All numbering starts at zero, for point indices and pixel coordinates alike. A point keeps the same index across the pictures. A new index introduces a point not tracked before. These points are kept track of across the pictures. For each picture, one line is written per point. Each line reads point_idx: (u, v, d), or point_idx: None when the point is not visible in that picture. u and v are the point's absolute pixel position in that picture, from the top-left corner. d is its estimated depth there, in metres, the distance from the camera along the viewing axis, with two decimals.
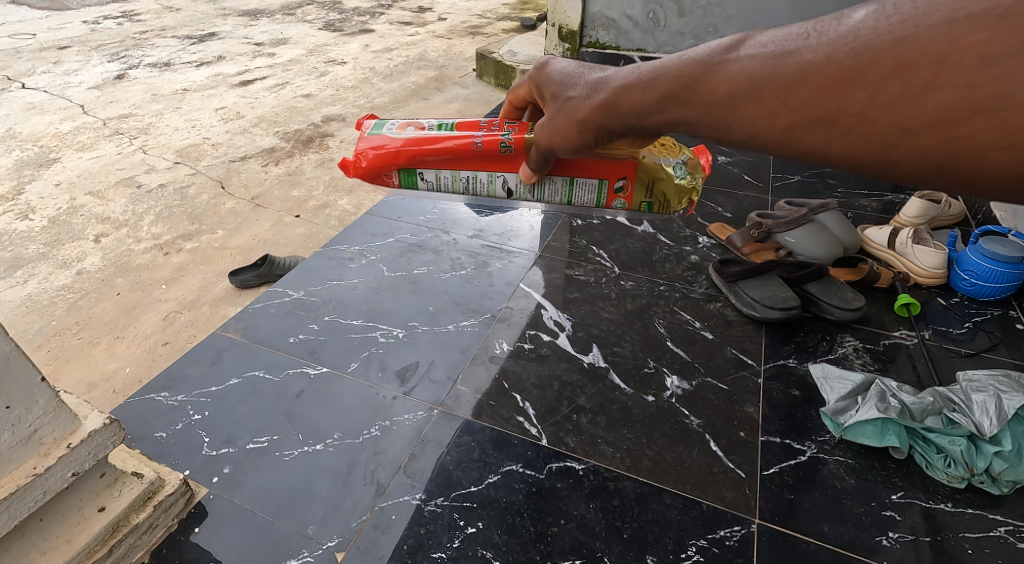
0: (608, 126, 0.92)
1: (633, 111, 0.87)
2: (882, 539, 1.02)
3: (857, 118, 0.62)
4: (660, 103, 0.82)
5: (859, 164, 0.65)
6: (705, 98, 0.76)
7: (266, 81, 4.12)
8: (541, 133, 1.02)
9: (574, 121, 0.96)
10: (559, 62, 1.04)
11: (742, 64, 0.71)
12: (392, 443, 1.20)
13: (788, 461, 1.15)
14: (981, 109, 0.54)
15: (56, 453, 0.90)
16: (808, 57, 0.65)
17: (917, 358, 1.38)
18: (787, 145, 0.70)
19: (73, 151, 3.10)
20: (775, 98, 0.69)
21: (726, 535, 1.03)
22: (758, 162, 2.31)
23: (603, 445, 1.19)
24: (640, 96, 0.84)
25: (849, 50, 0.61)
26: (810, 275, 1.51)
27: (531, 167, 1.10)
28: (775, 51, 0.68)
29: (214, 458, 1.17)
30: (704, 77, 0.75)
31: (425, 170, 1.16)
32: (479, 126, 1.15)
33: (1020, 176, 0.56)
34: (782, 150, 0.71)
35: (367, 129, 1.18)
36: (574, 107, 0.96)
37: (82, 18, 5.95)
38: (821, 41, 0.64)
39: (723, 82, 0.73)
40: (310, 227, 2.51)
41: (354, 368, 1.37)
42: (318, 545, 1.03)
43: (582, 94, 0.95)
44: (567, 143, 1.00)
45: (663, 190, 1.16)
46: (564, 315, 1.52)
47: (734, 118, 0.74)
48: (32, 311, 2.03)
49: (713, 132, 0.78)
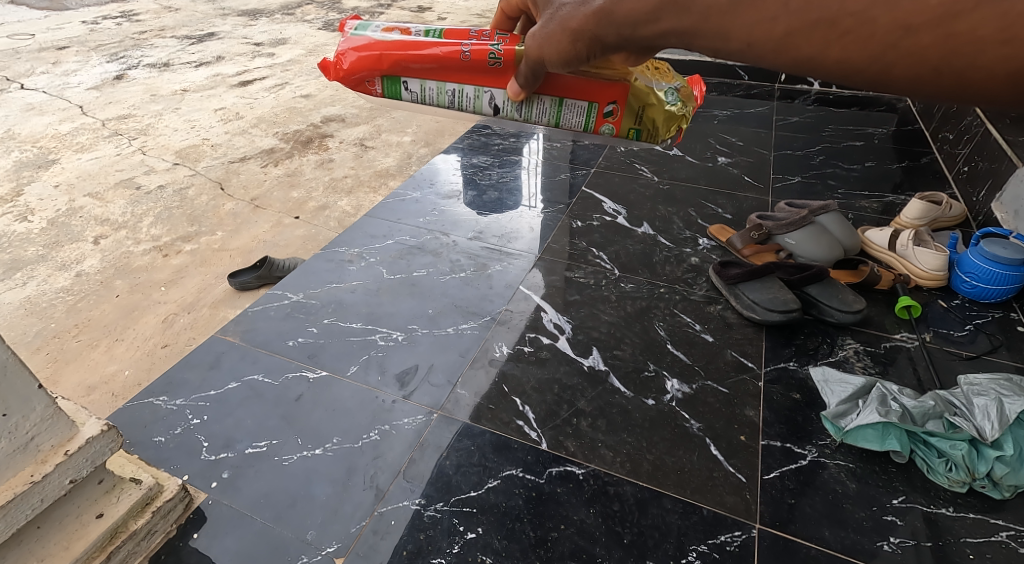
0: (600, 39, 0.88)
1: (628, 22, 0.83)
2: (882, 545, 1.02)
3: (859, 18, 0.64)
4: (657, 13, 0.80)
5: (854, 70, 0.67)
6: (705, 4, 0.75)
7: (265, 81, 4.11)
8: (534, 44, 0.95)
9: (566, 31, 0.89)
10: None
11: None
12: (392, 447, 1.19)
13: (789, 466, 1.15)
14: (983, 1, 0.58)
15: (54, 460, 0.90)
16: None
17: (918, 361, 1.37)
18: (786, 51, 0.71)
19: (72, 152, 3.09)
20: (779, 0, 0.69)
21: (726, 540, 1.02)
22: (759, 163, 2.31)
23: (603, 449, 1.18)
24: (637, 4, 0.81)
25: None
26: (812, 277, 1.51)
27: (519, 83, 1.07)
28: None
29: (212, 463, 1.17)
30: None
31: (409, 78, 1.15)
32: (469, 35, 1.12)
33: (1010, 73, 0.60)
34: (778, 58, 0.72)
35: (350, 30, 1.17)
36: (569, 16, 0.89)
37: (81, 18, 5.95)
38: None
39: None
40: (309, 228, 2.51)
41: (354, 371, 1.37)
42: (318, 550, 1.02)
43: (574, 1, 0.88)
44: (557, 56, 0.94)
45: (653, 116, 1.13)
46: (564, 318, 1.52)
47: (733, 25, 0.74)
48: (31, 313, 2.03)
49: (710, 43, 0.77)
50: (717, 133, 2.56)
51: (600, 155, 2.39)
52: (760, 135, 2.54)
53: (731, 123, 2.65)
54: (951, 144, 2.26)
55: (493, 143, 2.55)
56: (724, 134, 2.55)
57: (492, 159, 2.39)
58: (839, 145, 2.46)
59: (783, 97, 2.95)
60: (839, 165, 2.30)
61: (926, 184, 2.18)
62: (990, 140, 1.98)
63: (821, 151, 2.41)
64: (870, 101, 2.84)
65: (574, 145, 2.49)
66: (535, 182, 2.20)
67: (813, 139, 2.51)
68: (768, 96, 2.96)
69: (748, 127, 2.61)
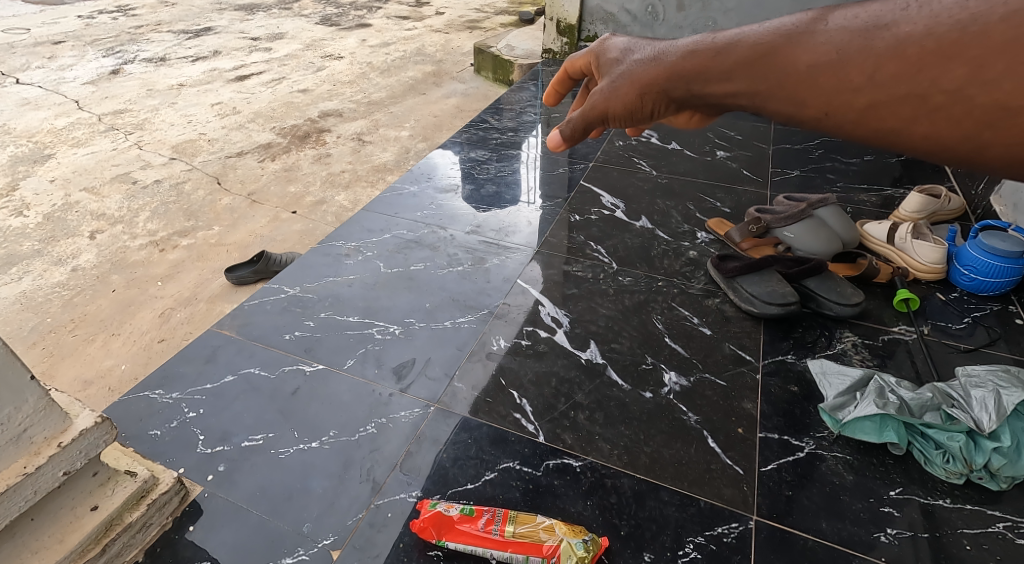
0: (670, 91, 0.76)
1: (698, 77, 0.70)
2: (879, 536, 1.02)
3: (954, 97, 0.49)
4: (730, 71, 0.66)
5: (939, 152, 0.52)
6: (781, 69, 0.61)
7: (262, 76, 4.09)
8: (598, 99, 0.88)
9: (634, 84, 0.81)
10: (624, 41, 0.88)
11: (836, 24, 0.56)
12: (388, 440, 1.19)
13: (786, 458, 1.14)
14: None
15: (47, 452, 0.89)
16: (905, 29, 0.51)
17: (916, 353, 1.37)
18: (867, 125, 0.56)
19: (68, 147, 3.08)
20: (862, 70, 0.55)
21: (723, 532, 1.02)
22: (758, 157, 2.30)
23: (600, 443, 1.18)
24: (710, 59, 0.68)
25: (955, 19, 0.48)
26: (810, 270, 1.50)
27: (564, 131, 0.97)
28: (868, 20, 0.54)
29: (208, 457, 1.16)
30: (791, 44, 0.59)
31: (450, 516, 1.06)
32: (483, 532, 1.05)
33: None
34: (852, 134, 0.58)
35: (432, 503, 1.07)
36: (640, 72, 0.81)
37: (76, 12, 5.91)
38: (924, 11, 0.50)
39: (808, 47, 0.58)
40: (306, 223, 2.50)
41: (350, 365, 1.36)
42: (313, 543, 1.02)
43: (649, 57, 0.80)
44: (624, 109, 0.86)
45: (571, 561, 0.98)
46: (562, 311, 1.52)
47: (804, 92, 0.59)
48: (27, 308, 2.02)
49: (782, 110, 0.62)
50: (716, 127, 2.56)
51: (598, 149, 2.38)
52: (758, 129, 2.53)
53: (730, 118, 2.65)
54: None
55: (491, 137, 2.53)
56: (724, 129, 2.54)
57: (490, 154, 2.39)
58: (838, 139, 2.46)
59: None
60: (839, 159, 2.30)
61: (925, 177, 2.18)
62: None
63: (820, 145, 2.40)
64: None
65: None
66: (534, 176, 2.19)
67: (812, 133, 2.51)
68: None
69: (748, 121, 2.61)
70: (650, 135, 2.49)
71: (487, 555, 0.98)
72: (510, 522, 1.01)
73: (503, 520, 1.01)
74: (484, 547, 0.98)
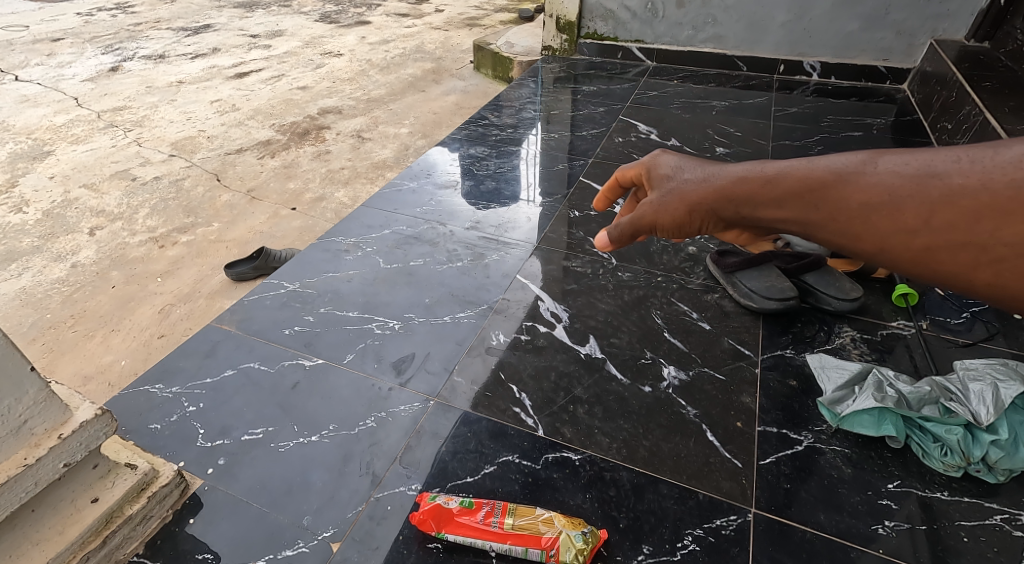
0: (719, 212, 0.86)
1: (748, 202, 0.81)
2: (877, 529, 1.02)
3: (1013, 249, 0.60)
4: (778, 199, 0.77)
5: (995, 288, 0.63)
6: (835, 205, 0.71)
7: (262, 73, 4.09)
8: (645, 211, 0.95)
9: (684, 201, 0.90)
10: (672, 163, 0.94)
11: (885, 167, 0.68)
12: (388, 434, 1.19)
13: (784, 451, 1.15)
14: None
15: (47, 443, 0.89)
16: (957, 181, 0.62)
17: (914, 348, 1.38)
18: (923, 264, 0.66)
19: (67, 143, 3.08)
20: (916, 215, 0.65)
21: (722, 524, 1.03)
22: (757, 154, 2.30)
23: (599, 436, 1.18)
24: (760, 186, 0.79)
25: (1008, 181, 0.59)
26: (809, 265, 1.50)
27: (611, 236, 1.01)
28: (919, 172, 0.65)
29: (208, 450, 1.16)
30: (841, 182, 0.70)
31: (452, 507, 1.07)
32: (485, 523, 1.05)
33: None
34: (910, 269, 0.68)
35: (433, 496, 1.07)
36: (689, 190, 0.89)
37: (75, 9, 5.91)
38: (974, 166, 0.61)
39: (862, 188, 0.69)
40: (306, 219, 2.50)
41: (350, 359, 1.36)
42: (313, 536, 1.02)
43: (698, 177, 0.89)
44: (671, 222, 0.93)
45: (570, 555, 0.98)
46: (561, 306, 1.52)
47: (864, 231, 0.69)
48: (27, 303, 2.02)
49: (843, 241, 0.72)
50: (716, 123, 2.56)
51: (598, 145, 2.38)
52: (758, 126, 2.53)
53: (729, 114, 2.65)
54: (949, 133, 2.26)
55: (491, 134, 2.53)
56: (723, 125, 2.54)
57: (490, 150, 2.39)
58: (837, 135, 2.46)
59: (781, 87, 2.94)
60: None
61: None
62: (988, 130, 1.98)
63: (820, 142, 2.40)
64: (869, 92, 2.83)
65: (573, 136, 2.48)
66: (534, 173, 2.19)
67: (811, 129, 2.51)
68: (767, 87, 2.94)
69: (747, 117, 2.61)
70: (649, 131, 2.49)
71: (486, 548, 0.99)
72: (509, 514, 1.01)
73: (502, 512, 1.01)
74: (483, 539, 0.98)
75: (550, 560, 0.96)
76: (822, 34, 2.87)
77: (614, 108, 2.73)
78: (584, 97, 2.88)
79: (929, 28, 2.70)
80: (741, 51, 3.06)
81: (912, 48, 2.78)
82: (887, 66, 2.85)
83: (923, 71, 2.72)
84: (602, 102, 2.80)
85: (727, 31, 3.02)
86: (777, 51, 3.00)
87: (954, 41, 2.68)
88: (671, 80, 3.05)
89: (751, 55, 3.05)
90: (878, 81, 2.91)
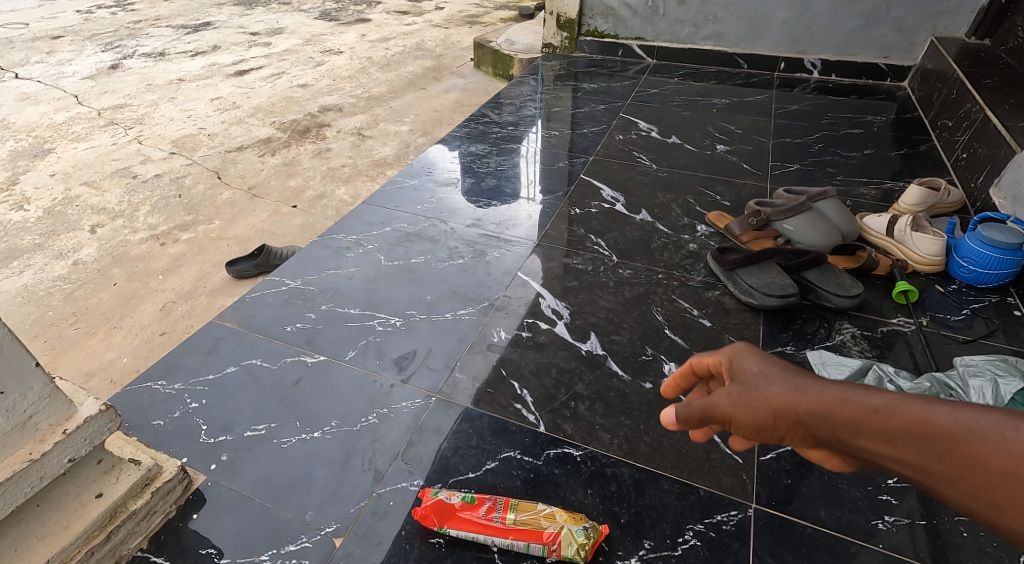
0: (812, 433, 0.63)
1: (858, 434, 0.60)
2: (877, 523, 1.03)
3: None
4: (895, 439, 0.57)
5: None
6: (984, 477, 0.53)
7: (262, 71, 4.09)
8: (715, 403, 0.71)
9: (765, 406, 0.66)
10: (754, 357, 0.70)
11: None
12: (390, 430, 1.20)
13: (785, 447, 1.15)
14: None
15: (52, 438, 0.90)
16: None
17: (915, 345, 1.38)
18: None
19: (67, 141, 3.08)
20: None
21: (722, 519, 1.03)
22: (757, 151, 2.30)
23: (600, 432, 1.19)
24: (866, 415, 0.59)
25: None
26: (810, 262, 1.51)
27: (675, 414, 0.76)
28: None
29: (211, 446, 1.17)
30: (982, 444, 0.53)
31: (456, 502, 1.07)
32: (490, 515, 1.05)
33: None
34: None
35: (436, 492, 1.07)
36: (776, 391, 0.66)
37: (75, 7, 5.90)
38: None
39: (1017, 454, 0.51)
40: (307, 217, 2.50)
41: (352, 356, 1.37)
42: (317, 531, 1.03)
43: (786, 379, 0.66)
44: (745, 428, 0.69)
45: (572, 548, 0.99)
46: (562, 303, 1.52)
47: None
48: (29, 301, 2.02)
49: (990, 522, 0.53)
50: (717, 121, 2.56)
51: (599, 143, 2.38)
52: (758, 123, 2.53)
53: (730, 112, 2.64)
54: (950, 131, 2.26)
55: (492, 131, 2.53)
56: (724, 123, 2.54)
57: (490, 148, 2.39)
58: (838, 133, 2.46)
59: (782, 85, 2.94)
60: (839, 153, 2.30)
61: (925, 170, 2.18)
62: (989, 127, 1.98)
63: (820, 139, 2.41)
64: (869, 89, 2.83)
65: (573, 133, 2.48)
66: (534, 170, 2.19)
67: (812, 127, 2.51)
68: (768, 84, 2.94)
69: (748, 115, 2.61)
70: (650, 129, 2.50)
71: (488, 542, 0.99)
72: (511, 509, 1.02)
73: (504, 508, 1.02)
74: (485, 534, 0.99)
75: (552, 555, 0.97)
76: (822, 32, 2.86)
77: (614, 105, 2.73)
78: (584, 94, 2.88)
79: (930, 25, 2.70)
80: (741, 48, 3.06)
81: (913, 46, 2.78)
82: (887, 63, 2.86)
83: (923, 68, 2.72)
84: (602, 100, 2.80)
85: (728, 28, 3.02)
86: (778, 48, 3.00)
87: (955, 38, 2.68)
88: (671, 77, 3.05)
89: (751, 53, 3.05)
90: (878, 78, 2.91)
